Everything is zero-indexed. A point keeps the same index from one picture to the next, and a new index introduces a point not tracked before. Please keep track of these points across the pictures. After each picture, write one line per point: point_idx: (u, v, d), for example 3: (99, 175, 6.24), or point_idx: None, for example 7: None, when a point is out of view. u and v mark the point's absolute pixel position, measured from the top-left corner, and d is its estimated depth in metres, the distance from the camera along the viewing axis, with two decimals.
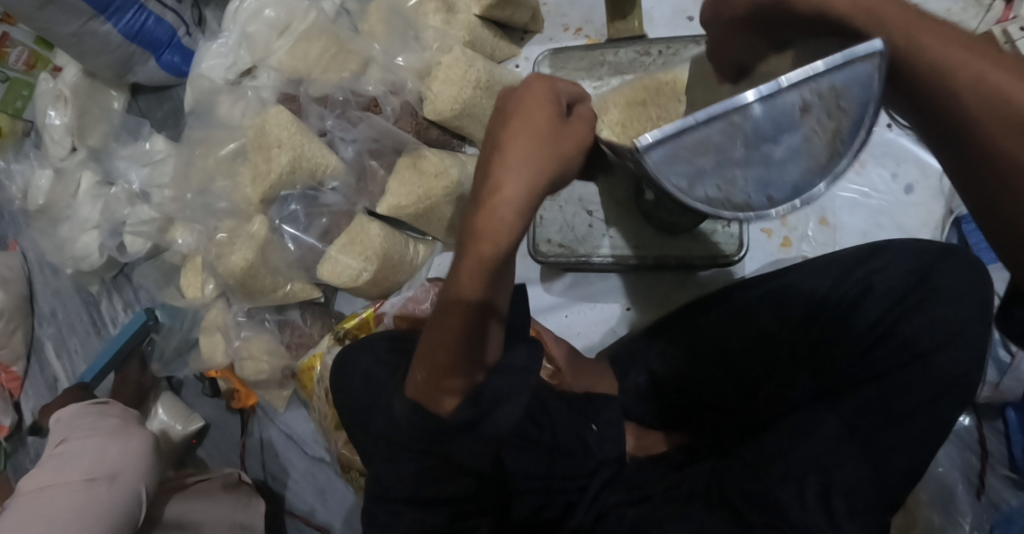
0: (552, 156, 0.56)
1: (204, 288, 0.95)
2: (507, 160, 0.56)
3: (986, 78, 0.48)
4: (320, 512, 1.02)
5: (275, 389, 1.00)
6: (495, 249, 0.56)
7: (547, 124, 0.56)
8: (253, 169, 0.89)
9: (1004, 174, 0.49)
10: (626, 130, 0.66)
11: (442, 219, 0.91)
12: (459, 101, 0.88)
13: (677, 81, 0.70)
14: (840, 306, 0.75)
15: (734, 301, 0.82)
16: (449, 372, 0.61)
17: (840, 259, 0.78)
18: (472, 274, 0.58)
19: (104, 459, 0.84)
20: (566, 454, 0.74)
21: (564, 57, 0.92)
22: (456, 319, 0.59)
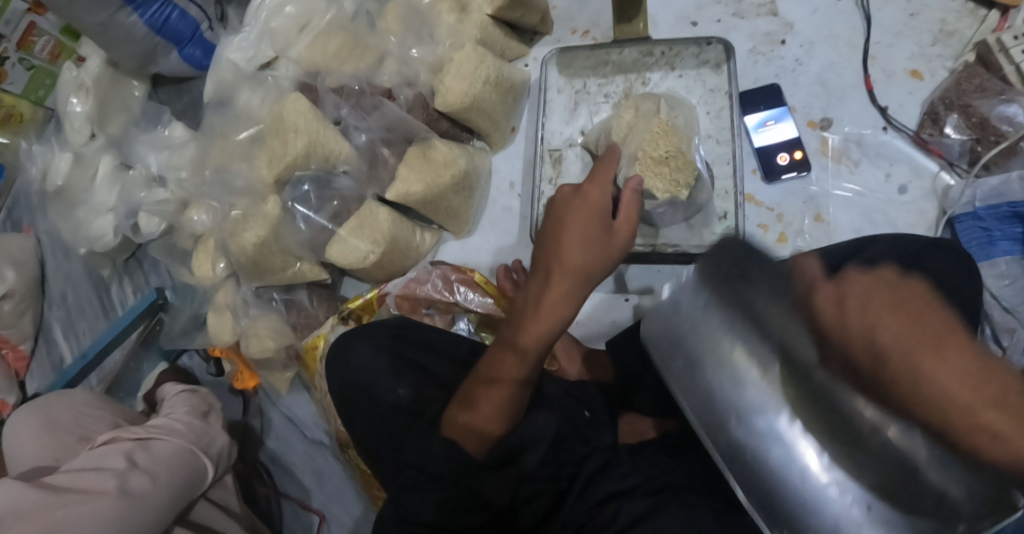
0: (601, 254, 0.66)
1: (216, 267, 0.99)
2: (571, 255, 0.66)
3: None
4: (316, 496, 1.03)
5: (279, 370, 1.02)
6: (553, 321, 0.66)
7: (598, 226, 0.67)
8: (269, 152, 0.93)
9: None
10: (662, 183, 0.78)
11: (449, 209, 0.94)
12: (469, 95, 0.91)
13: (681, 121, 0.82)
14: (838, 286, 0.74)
15: None
16: (488, 416, 0.67)
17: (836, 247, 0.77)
18: (535, 334, 0.66)
19: (199, 431, 0.86)
20: (566, 440, 0.75)
21: (572, 56, 0.94)
22: (509, 370, 0.67)
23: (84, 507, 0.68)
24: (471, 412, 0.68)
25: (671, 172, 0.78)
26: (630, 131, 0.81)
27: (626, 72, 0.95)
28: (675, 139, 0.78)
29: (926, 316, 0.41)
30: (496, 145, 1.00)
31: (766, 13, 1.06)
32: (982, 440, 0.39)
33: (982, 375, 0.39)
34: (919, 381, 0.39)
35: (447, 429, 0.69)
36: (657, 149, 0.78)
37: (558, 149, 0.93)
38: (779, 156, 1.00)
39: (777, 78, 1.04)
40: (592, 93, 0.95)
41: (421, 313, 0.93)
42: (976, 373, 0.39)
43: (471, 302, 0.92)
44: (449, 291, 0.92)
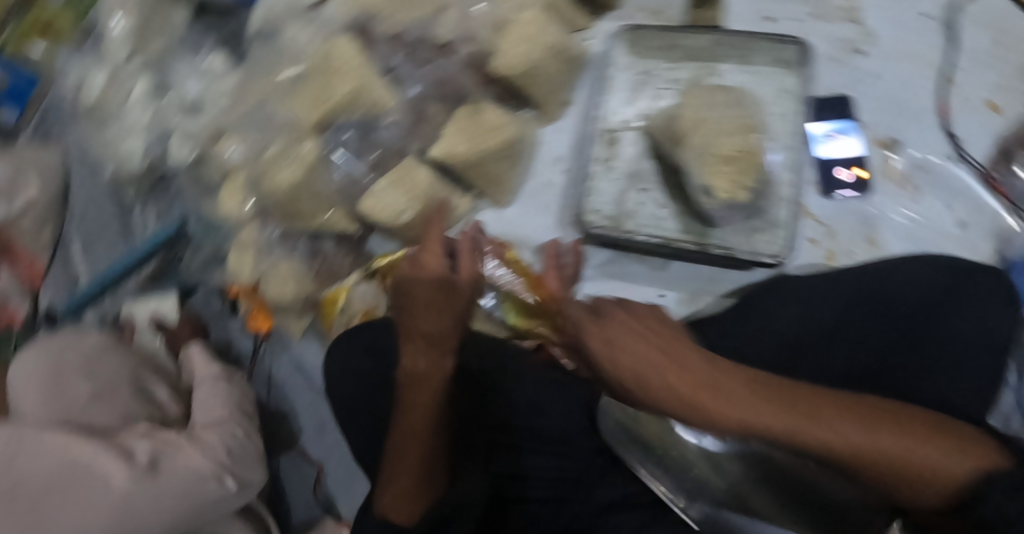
0: (452, 314, 0.64)
1: (244, 204, 0.95)
2: (422, 324, 0.63)
3: (921, 460, 0.52)
4: (314, 447, 1.02)
5: (295, 316, 1.00)
6: (423, 399, 0.67)
7: (433, 290, 0.63)
8: (311, 93, 0.88)
9: (934, 486, 0.52)
10: (730, 182, 0.74)
11: (490, 177, 0.91)
12: (528, 61, 0.87)
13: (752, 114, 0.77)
14: (862, 310, 0.77)
15: (766, 294, 0.81)
16: (413, 495, 0.68)
17: (861, 271, 0.79)
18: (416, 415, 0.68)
19: (231, 455, 0.83)
20: (546, 440, 0.78)
21: (642, 35, 0.90)
22: (410, 456, 0.68)
23: (78, 507, 0.70)
24: (398, 487, 0.69)
25: (740, 173, 0.74)
26: (700, 122, 0.75)
27: (697, 59, 0.88)
28: (740, 139, 0.74)
29: (655, 338, 0.55)
30: (548, 115, 0.96)
31: (847, 19, 1.01)
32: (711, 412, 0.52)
33: (712, 381, 0.52)
34: (666, 389, 0.53)
35: (379, 506, 0.70)
36: (726, 146, 0.73)
37: (615, 130, 0.87)
38: (839, 171, 0.95)
39: (848, 89, 0.98)
40: (659, 75, 0.88)
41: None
42: (711, 384, 0.52)
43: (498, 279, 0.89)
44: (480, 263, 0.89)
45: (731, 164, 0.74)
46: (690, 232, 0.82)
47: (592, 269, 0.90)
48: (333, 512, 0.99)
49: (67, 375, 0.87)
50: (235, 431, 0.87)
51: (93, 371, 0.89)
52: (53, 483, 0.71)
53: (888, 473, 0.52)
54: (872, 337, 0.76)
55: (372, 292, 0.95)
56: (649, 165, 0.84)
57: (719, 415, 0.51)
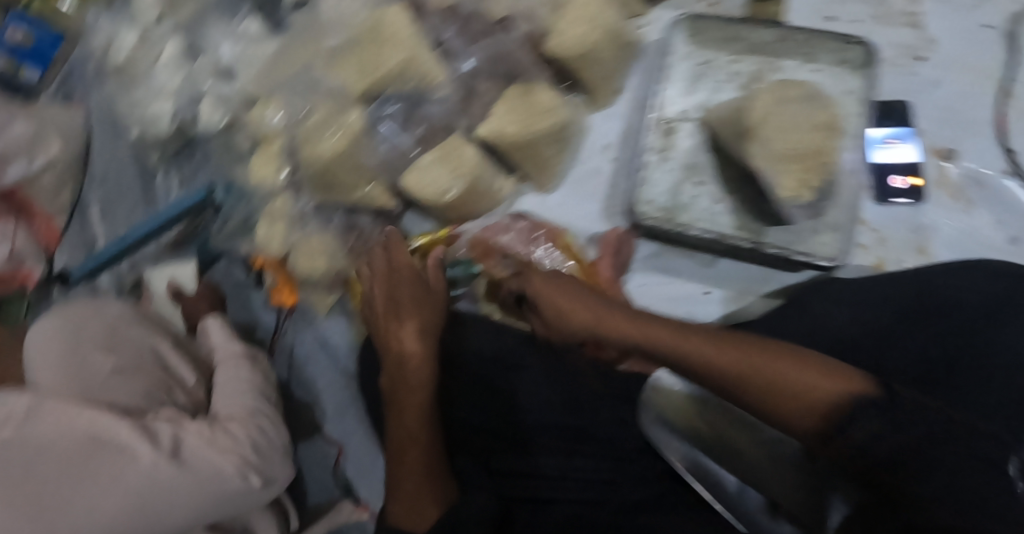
0: (428, 308, 0.80)
1: (278, 174, 0.91)
2: (401, 327, 0.78)
3: (790, 377, 0.60)
4: (335, 426, 0.99)
5: (323, 291, 0.98)
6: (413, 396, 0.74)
7: (411, 288, 0.81)
8: (359, 62, 0.85)
9: (802, 401, 0.59)
10: (799, 179, 0.72)
11: (537, 161, 0.88)
12: (585, 44, 0.84)
13: (823, 106, 0.74)
14: (914, 313, 0.76)
15: (819, 293, 0.81)
16: (418, 501, 0.69)
17: (913, 278, 0.78)
18: (411, 415, 0.74)
19: (258, 450, 0.79)
20: (558, 434, 0.79)
21: (703, 25, 0.87)
22: (412, 458, 0.71)
23: (94, 496, 0.67)
24: (404, 491, 0.70)
25: (810, 170, 0.72)
26: (769, 118, 0.72)
27: (760, 54, 0.87)
28: (810, 137, 0.72)
29: (580, 296, 0.71)
30: (598, 101, 0.93)
31: (908, 24, 0.98)
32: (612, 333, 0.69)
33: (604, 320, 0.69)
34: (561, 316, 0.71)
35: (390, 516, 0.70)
36: (796, 143, 0.71)
37: (672, 120, 0.84)
38: (893, 178, 0.92)
39: (906, 96, 0.96)
40: (721, 65, 0.85)
41: (495, 262, 0.88)
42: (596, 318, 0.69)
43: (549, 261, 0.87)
44: (529, 245, 0.87)
45: (801, 161, 0.72)
46: (745, 229, 0.80)
47: (639, 262, 0.88)
48: (352, 494, 0.97)
49: (87, 346, 0.83)
50: (262, 424, 0.83)
51: (115, 343, 0.85)
52: (70, 467, 0.68)
53: (763, 394, 0.61)
54: (920, 345, 0.73)
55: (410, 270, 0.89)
56: (707, 158, 0.82)
57: (611, 326, 0.69)
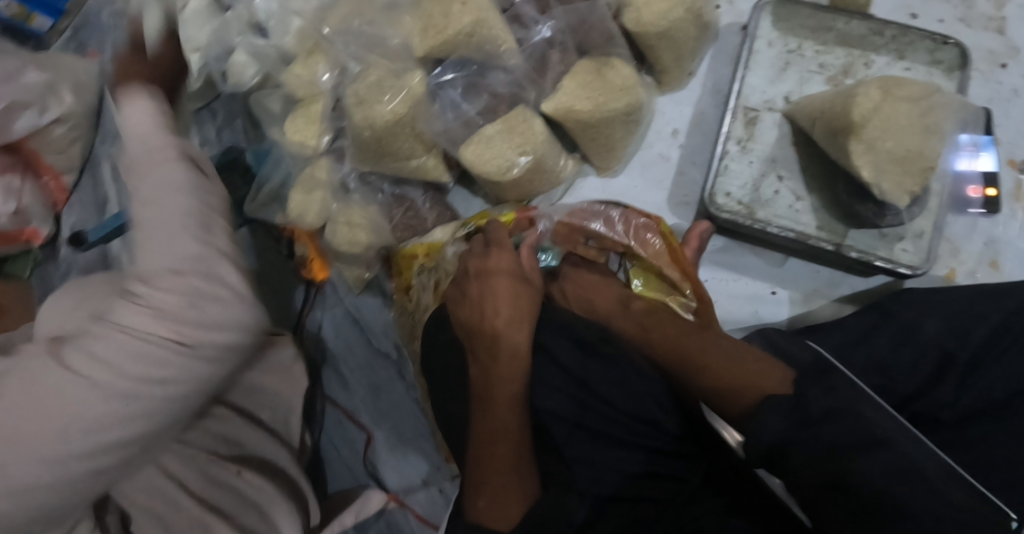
0: (525, 295, 0.73)
1: (321, 139, 0.85)
2: (498, 320, 0.70)
3: (738, 362, 0.63)
4: (364, 410, 0.93)
5: (358, 268, 0.90)
6: (511, 389, 0.67)
7: (506, 267, 0.73)
8: (424, 19, 0.78)
9: (730, 378, 0.62)
10: (899, 185, 0.68)
11: (605, 143, 0.82)
12: (667, 19, 0.79)
13: (928, 105, 0.69)
14: (1019, 330, 0.70)
15: (906, 300, 0.75)
16: (507, 489, 0.62)
17: (1017, 295, 0.71)
18: (508, 402, 0.66)
19: (196, 319, 0.61)
20: (640, 429, 0.68)
21: (792, 10, 0.81)
22: (504, 439, 0.64)
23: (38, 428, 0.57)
24: (491, 482, 0.62)
25: (912, 175, 0.68)
26: (874, 112, 0.68)
27: (849, 46, 0.82)
28: (917, 138, 0.68)
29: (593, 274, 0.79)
30: (666, 85, 0.87)
31: (993, 28, 0.93)
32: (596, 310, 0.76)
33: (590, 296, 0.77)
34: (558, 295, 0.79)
35: (470, 513, 0.62)
36: (898, 145, 0.67)
37: (755, 109, 0.80)
38: (971, 188, 0.87)
39: (990, 104, 0.91)
40: (806, 57, 0.82)
41: (581, 244, 0.82)
42: (589, 292, 0.77)
43: (647, 248, 0.78)
44: (625, 232, 0.79)
45: (902, 166, 0.68)
46: (826, 229, 0.76)
47: (710, 254, 0.83)
48: (379, 484, 0.92)
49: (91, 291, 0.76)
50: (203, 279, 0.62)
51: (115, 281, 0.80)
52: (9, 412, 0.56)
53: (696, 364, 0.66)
54: (1014, 370, 0.69)
55: None
56: (791, 153, 0.78)
57: (591, 304, 0.77)
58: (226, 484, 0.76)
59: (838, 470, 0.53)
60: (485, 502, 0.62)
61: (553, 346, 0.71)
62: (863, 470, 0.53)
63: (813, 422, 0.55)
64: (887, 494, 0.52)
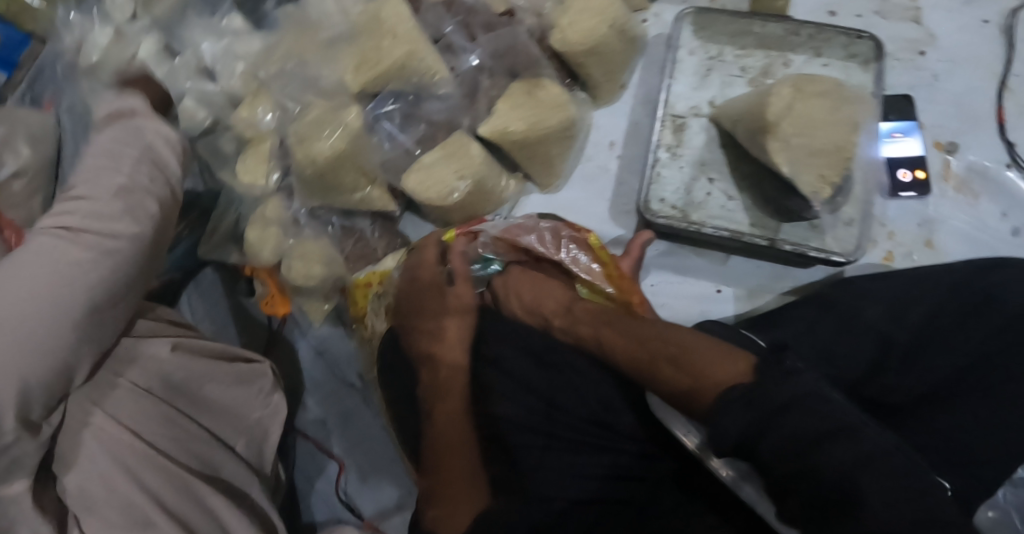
0: (454, 315, 0.78)
1: (270, 177, 0.85)
2: (438, 344, 0.76)
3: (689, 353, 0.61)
4: (336, 440, 0.95)
5: (318, 300, 0.92)
6: (450, 405, 0.73)
7: (431, 291, 0.78)
8: (358, 55, 0.81)
9: (681, 367, 0.61)
10: (825, 178, 0.71)
11: (545, 160, 0.85)
12: (593, 36, 0.82)
13: (839, 94, 0.73)
14: (954, 314, 0.73)
15: (852, 287, 0.77)
16: (456, 499, 0.67)
17: (942, 277, 0.75)
18: (449, 420, 0.72)
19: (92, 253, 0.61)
20: (592, 432, 0.70)
21: (712, 18, 0.84)
22: (450, 452, 0.70)
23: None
24: (443, 494, 0.68)
25: (833, 166, 0.71)
26: (789, 110, 0.71)
27: (768, 48, 0.86)
28: (836, 131, 0.71)
29: (534, 276, 0.79)
30: (601, 99, 0.90)
31: (910, 18, 0.97)
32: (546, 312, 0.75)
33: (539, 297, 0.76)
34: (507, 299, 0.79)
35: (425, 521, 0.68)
36: (818, 139, 0.70)
37: (682, 116, 0.84)
38: (901, 172, 0.91)
39: (911, 91, 0.95)
40: (728, 62, 0.85)
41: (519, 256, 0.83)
42: (534, 294, 0.77)
43: (578, 264, 0.81)
44: (556, 248, 0.82)
45: (823, 158, 0.71)
46: (760, 225, 0.79)
47: (652, 260, 0.86)
48: (353, 513, 0.93)
49: None
50: (101, 211, 0.62)
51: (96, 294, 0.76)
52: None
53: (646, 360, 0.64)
54: (951, 352, 0.71)
55: None
56: (719, 155, 0.82)
57: (538, 305, 0.76)
58: (188, 492, 0.69)
59: (807, 461, 0.51)
60: (437, 511, 0.67)
61: (505, 357, 0.74)
62: (829, 462, 0.51)
63: (772, 414, 0.52)
64: (859, 476, 0.50)
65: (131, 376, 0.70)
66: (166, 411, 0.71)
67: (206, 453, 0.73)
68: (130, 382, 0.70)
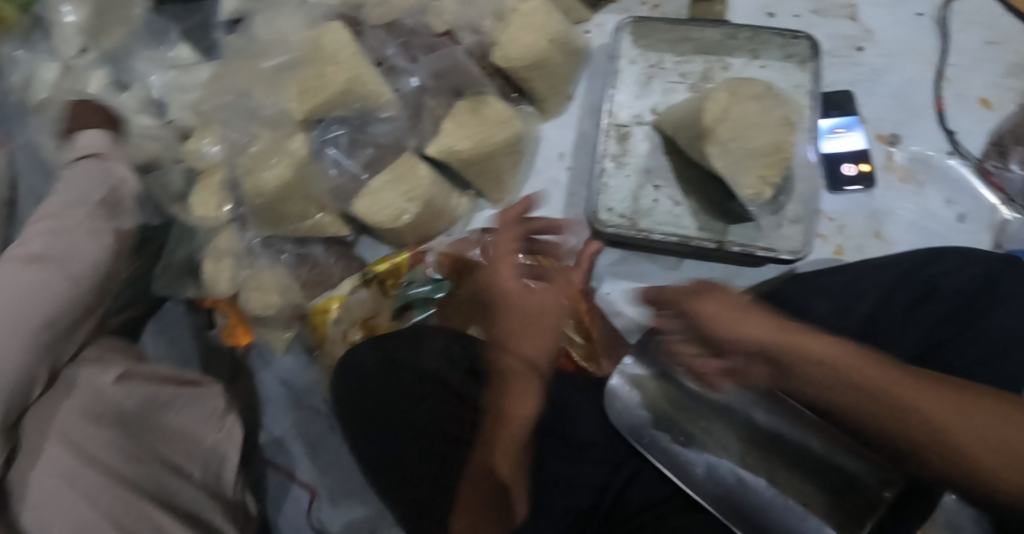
0: (546, 335, 0.65)
1: (221, 209, 0.85)
2: (520, 354, 0.64)
3: (903, 404, 0.57)
4: (306, 468, 0.93)
5: (278, 328, 0.93)
6: (517, 431, 0.64)
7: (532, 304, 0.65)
8: (302, 82, 0.81)
9: (907, 421, 0.57)
10: (764, 180, 0.72)
11: (494, 176, 0.86)
12: (534, 51, 0.82)
13: (766, 95, 0.74)
14: (902, 304, 0.72)
15: (802, 284, 0.76)
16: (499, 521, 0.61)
17: (891, 267, 0.74)
18: (508, 451, 0.63)
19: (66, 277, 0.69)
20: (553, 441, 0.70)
21: (651, 26, 0.85)
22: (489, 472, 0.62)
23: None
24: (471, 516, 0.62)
25: (768, 169, 0.72)
26: (725, 115, 0.72)
27: (707, 53, 0.87)
28: (771, 132, 0.73)
29: (727, 296, 0.63)
30: (548, 112, 0.91)
31: (846, 16, 0.99)
32: (709, 317, 0.62)
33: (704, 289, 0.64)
34: (701, 316, 0.62)
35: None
36: (753, 141, 0.72)
37: (625, 125, 0.85)
38: (845, 167, 0.94)
39: (852, 86, 0.97)
40: (667, 70, 0.87)
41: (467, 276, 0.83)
42: (725, 307, 0.62)
43: None
44: None
45: (760, 161, 0.72)
46: (708, 228, 0.80)
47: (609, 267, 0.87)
48: None
49: None
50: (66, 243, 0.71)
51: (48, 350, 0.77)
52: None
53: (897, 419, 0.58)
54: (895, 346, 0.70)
55: (370, 297, 0.85)
56: (663, 161, 0.83)
57: (706, 329, 0.62)
58: (145, 516, 0.63)
59: None
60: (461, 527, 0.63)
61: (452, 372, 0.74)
62: None
63: None
64: None
65: (84, 401, 0.65)
66: (122, 436, 0.66)
67: (162, 475, 0.67)
68: (81, 402, 0.65)
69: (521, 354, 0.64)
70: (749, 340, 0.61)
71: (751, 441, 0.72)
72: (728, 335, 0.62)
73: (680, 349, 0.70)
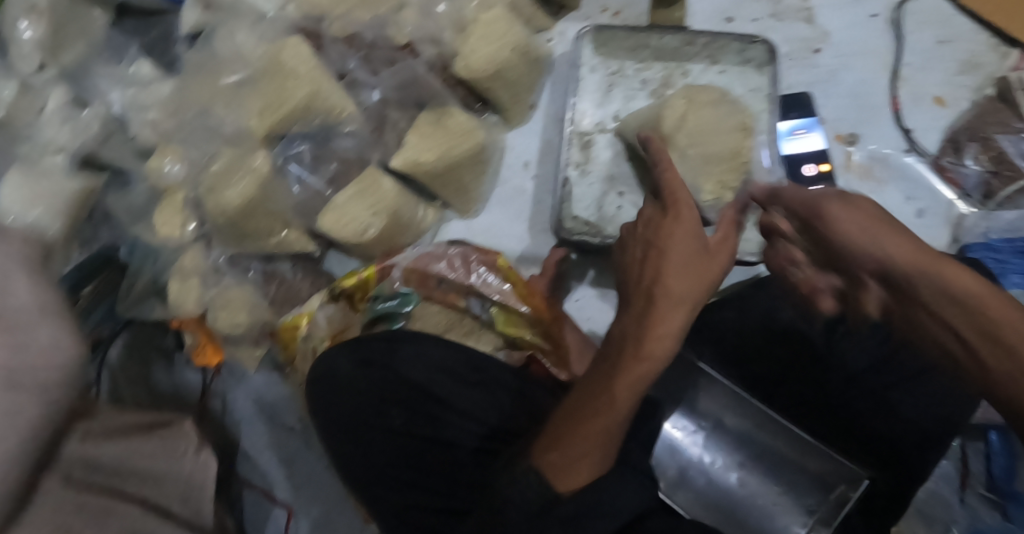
0: (705, 276, 0.56)
1: (186, 228, 0.84)
2: (677, 278, 0.55)
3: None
4: (282, 486, 0.93)
5: (248, 346, 0.90)
6: (652, 370, 0.54)
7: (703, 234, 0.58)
8: (263, 99, 0.81)
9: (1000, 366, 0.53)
10: (721, 185, 0.74)
11: (461, 186, 0.86)
12: (494, 62, 0.83)
13: (722, 99, 0.76)
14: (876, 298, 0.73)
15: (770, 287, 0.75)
16: (585, 460, 0.54)
17: None
18: (628, 387, 0.54)
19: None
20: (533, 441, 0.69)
21: (610, 34, 0.87)
22: (608, 416, 0.54)
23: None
24: (571, 453, 0.54)
25: (724, 176, 0.74)
26: (684, 121, 0.74)
27: (665, 59, 0.88)
28: (728, 138, 0.74)
29: (871, 212, 0.58)
30: (512, 120, 0.92)
31: (803, 19, 1.01)
32: (835, 227, 0.59)
33: (817, 210, 0.60)
34: (837, 232, 0.58)
35: (535, 461, 0.56)
36: (710, 147, 0.74)
37: (588, 133, 0.86)
38: (806, 167, 0.94)
39: (810, 88, 0.99)
40: (628, 77, 0.88)
41: (432, 286, 0.85)
42: (866, 227, 0.57)
43: (488, 287, 0.84)
44: (466, 272, 0.84)
45: (718, 166, 0.74)
46: None
47: (575, 275, 0.90)
48: None
49: None
50: None
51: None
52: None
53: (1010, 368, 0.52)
54: (866, 344, 0.70)
55: (339, 312, 0.85)
56: (626, 168, 0.84)
57: (839, 242, 0.59)
58: None
59: None
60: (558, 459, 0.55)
61: (428, 379, 0.75)
62: None
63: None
64: None
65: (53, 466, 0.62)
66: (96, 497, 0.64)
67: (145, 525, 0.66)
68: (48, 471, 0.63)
69: (666, 287, 0.55)
70: (867, 247, 0.57)
71: (721, 442, 0.74)
72: (864, 252, 0.57)
73: (788, 255, 0.67)
